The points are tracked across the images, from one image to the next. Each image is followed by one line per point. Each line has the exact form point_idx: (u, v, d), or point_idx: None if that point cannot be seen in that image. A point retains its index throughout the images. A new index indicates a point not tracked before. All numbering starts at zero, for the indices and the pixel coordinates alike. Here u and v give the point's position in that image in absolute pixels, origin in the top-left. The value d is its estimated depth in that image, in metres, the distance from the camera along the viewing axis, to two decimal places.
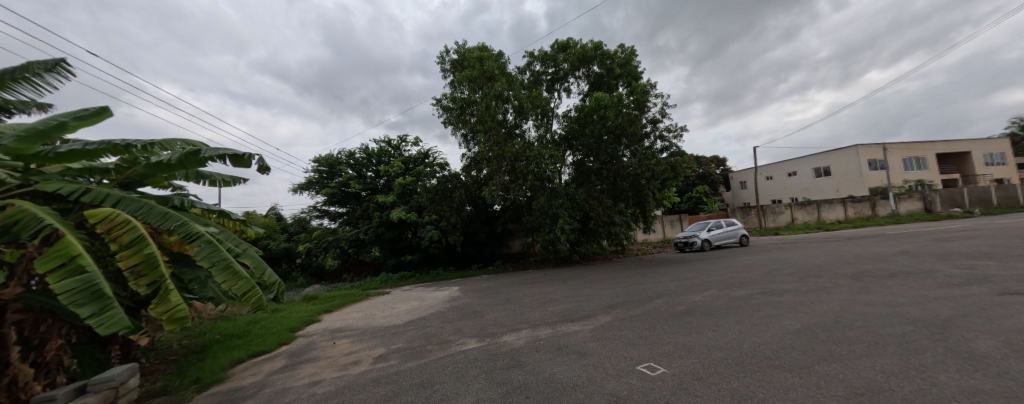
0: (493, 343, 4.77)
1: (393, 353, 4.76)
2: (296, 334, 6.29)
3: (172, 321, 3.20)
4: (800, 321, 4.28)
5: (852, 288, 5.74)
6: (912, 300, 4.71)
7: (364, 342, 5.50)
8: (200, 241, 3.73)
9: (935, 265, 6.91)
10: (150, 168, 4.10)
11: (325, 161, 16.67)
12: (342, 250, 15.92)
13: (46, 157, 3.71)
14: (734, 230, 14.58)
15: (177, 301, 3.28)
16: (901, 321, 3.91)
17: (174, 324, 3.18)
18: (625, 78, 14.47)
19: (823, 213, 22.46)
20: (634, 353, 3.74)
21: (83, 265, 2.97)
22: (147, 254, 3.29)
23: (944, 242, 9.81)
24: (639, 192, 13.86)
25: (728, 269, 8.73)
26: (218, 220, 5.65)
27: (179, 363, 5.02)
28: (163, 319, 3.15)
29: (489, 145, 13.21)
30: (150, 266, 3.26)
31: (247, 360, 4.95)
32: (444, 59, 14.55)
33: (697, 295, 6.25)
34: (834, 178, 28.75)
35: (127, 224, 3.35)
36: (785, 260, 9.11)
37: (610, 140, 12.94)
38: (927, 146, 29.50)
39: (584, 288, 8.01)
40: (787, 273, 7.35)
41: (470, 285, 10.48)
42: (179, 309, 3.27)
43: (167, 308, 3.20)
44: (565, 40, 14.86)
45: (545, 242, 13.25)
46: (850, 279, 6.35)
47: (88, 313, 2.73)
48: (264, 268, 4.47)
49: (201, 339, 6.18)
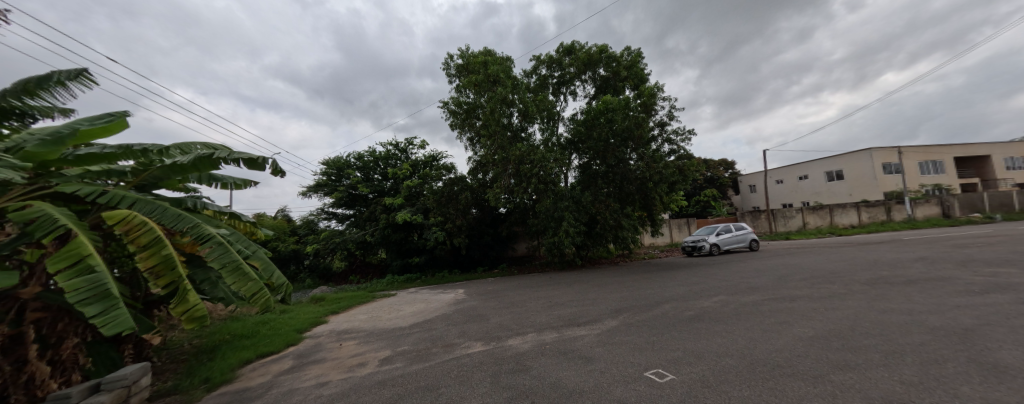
0: (498, 347, 4.74)
1: (399, 356, 4.77)
2: (303, 335, 6.34)
3: (189, 320, 3.24)
4: (813, 328, 4.18)
5: (868, 294, 5.59)
6: (932, 308, 4.56)
7: (371, 344, 5.52)
8: (212, 242, 3.80)
9: (955, 272, 6.69)
10: (165, 170, 4.15)
11: (333, 163, 16.88)
12: (349, 252, 16.08)
13: (65, 160, 3.75)
14: (744, 234, 14.34)
15: (196, 301, 3.30)
16: (921, 330, 3.78)
17: (193, 323, 3.21)
18: (631, 81, 14.41)
19: (836, 217, 21.99)
20: (643, 359, 3.68)
21: (93, 265, 3.01)
22: (164, 254, 3.33)
23: (964, 249, 9.49)
24: (647, 195, 13.74)
25: (738, 274, 8.58)
26: (230, 221, 5.71)
27: (189, 363, 5.10)
28: (181, 318, 3.21)
29: (495, 149, 13.30)
30: (168, 266, 3.30)
31: (256, 360, 5.00)
32: (449, 64, 14.72)
33: (706, 300, 6.16)
34: (847, 181, 28.16)
35: (143, 225, 3.40)
36: (797, 266, 8.93)
37: (617, 143, 12.88)
38: (944, 149, 28.72)
39: (590, 293, 7.94)
40: (799, 279, 7.19)
41: (476, 288, 10.49)
42: (197, 309, 3.30)
43: (185, 308, 3.23)
44: (571, 44, 14.92)
45: (550, 245, 13.25)
46: (865, 286, 6.18)
47: (94, 312, 2.74)
48: (273, 270, 4.54)
49: (211, 339, 6.28)
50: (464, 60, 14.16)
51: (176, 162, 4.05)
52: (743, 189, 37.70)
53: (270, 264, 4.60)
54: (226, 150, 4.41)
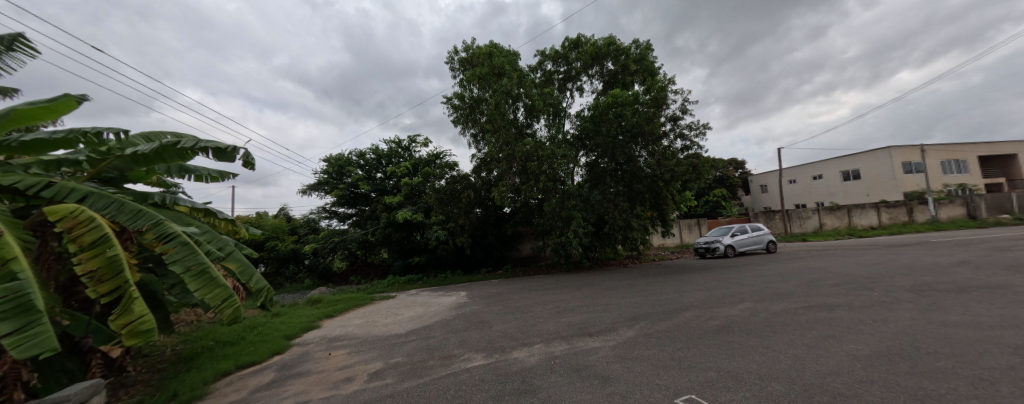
0: (501, 361, 4.23)
1: (390, 370, 4.27)
2: (292, 342, 5.89)
3: (133, 335, 2.65)
4: (868, 344, 3.59)
5: (919, 304, 4.95)
6: (1004, 322, 3.93)
7: (362, 355, 5.03)
8: (175, 243, 3.35)
9: (1011, 278, 6.01)
10: (126, 161, 3.72)
11: (334, 161, 16.49)
12: (350, 252, 15.57)
13: (9, 148, 3.29)
14: (761, 235, 13.55)
15: (142, 311, 2.76)
16: (1004, 350, 3.18)
17: (136, 339, 2.63)
18: (641, 74, 13.64)
19: (854, 218, 21.05)
20: (669, 381, 3.14)
21: (16, 271, 2.54)
22: (110, 256, 2.81)
23: (1009, 252, 8.73)
24: (658, 194, 13.13)
25: (761, 278, 7.96)
26: (209, 220, 5.20)
27: (164, 373, 4.69)
28: (121, 333, 2.62)
29: (500, 145, 12.76)
30: (113, 270, 2.77)
31: (235, 372, 4.55)
32: (453, 58, 14.20)
33: (731, 308, 5.58)
34: (864, 181, 27.14)
35: (91, 222, 2.90)
36: (824, 270, 8.28)
37: (626, 139, 12.36)
38: (968, 147, 27.54)
39: (600, 297, 7.38)
40: (832, 284, 6.56)
41: (478, 290, 10.01)
42: (143, 321, 2.73)
43: (128, 320, 2.66)
44: (577, 37, 14.43)
45: (556, 245, 12.78)
46: (911, 294, 5.55)
47: (9, 329, 2.23)
48: (251, 273, 4.11)
49: (194, 345, 5.88)
50: (468, 53, 13.64)
51: (136, 152, 3.63)
52: (754, 189, 36.72)
53: (249, 265, 4.18)
54: (195, 139, 3.96)
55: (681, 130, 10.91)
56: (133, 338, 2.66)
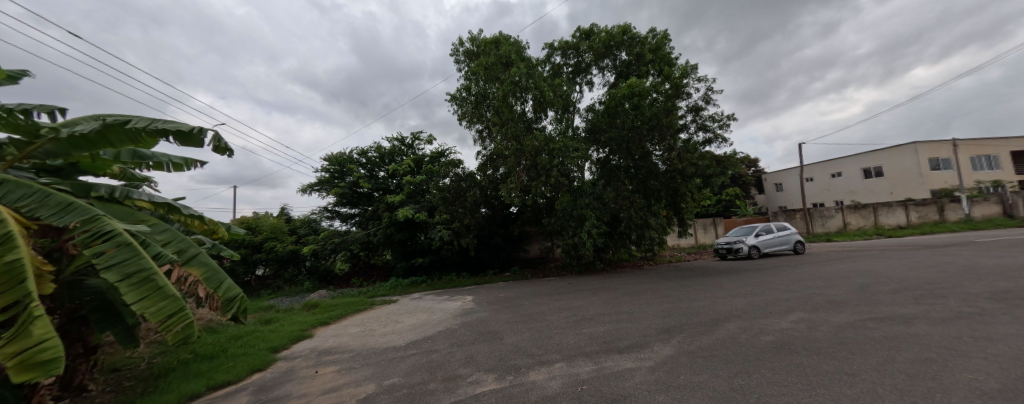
0: (516, 385, 3.50)
1: (384, 394, 3.57)
2: (278, 355, 5.24)
3: (25, 369, 2.13)
4: (993, 373, 2.78)
5: (1019, 317, 4.10)
6: None
7: (353, 373, 4.33)
8: (113, 243, 2.78)
9: None
10: (61, 144, 3.04)
11: (336, 159, 15.92)
12: (352, 253, 15.01)
13: None
14: (788, 235, 12.62)
15: (44, 335, 2.24)
16: None
17: (31, 373, 2.12)
18: (657, 64, 12.85)
19: (881, 217, 19.91)
20: None
21: None
22: (9, 263, 2.31)
23: None
24: (676, 191, 12.33)
25: (801, 282, 7.13)
26: (179, 219, 4.44)
27: (125, 395, 4.05)
28: (9, 364, 2.09)
29: (507, 140, 12.09)
30: (11, 282, 2.29)
31: (203, 395, 3.88)
32: (458, 50, 13.58)
33: (782, 319, 4.79)
34: (887, 179, 25.91)
35: None
36: (871, 273, 7.41)
37: (642, 133, 11.56)
38: (999, 142, 26.14)
39: (621, 304, 6.63)
40: (892, 291, 5.72)
41: (485, 295, 9.31)
42: (45, 348, 2.23)
43: (21, 348, 2.15)
44: (589, 28, 13.74)
45: (568, 246, 12.06)
46: (997, 303, 4.70)
47: None
48: (221, 279, 3.57)
49: (170, 358, 5.26)
50: (474, 44, 13.00)
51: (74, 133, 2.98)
52: (768, 188, 35.55)
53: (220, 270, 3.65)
54: (148, 119, 3.35)
55: (704, 121, 10.08)
56: (27, 372, 2.14)
